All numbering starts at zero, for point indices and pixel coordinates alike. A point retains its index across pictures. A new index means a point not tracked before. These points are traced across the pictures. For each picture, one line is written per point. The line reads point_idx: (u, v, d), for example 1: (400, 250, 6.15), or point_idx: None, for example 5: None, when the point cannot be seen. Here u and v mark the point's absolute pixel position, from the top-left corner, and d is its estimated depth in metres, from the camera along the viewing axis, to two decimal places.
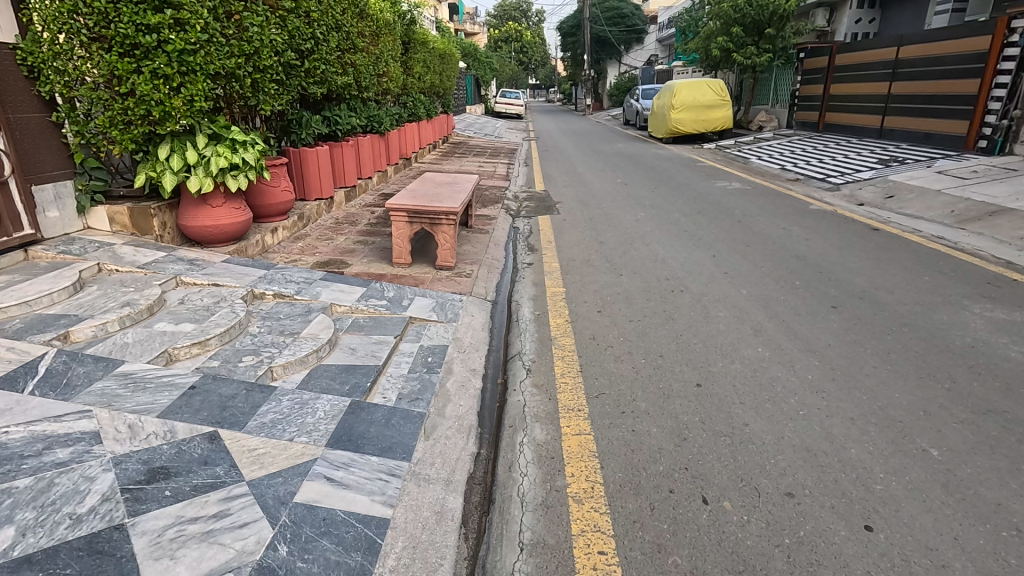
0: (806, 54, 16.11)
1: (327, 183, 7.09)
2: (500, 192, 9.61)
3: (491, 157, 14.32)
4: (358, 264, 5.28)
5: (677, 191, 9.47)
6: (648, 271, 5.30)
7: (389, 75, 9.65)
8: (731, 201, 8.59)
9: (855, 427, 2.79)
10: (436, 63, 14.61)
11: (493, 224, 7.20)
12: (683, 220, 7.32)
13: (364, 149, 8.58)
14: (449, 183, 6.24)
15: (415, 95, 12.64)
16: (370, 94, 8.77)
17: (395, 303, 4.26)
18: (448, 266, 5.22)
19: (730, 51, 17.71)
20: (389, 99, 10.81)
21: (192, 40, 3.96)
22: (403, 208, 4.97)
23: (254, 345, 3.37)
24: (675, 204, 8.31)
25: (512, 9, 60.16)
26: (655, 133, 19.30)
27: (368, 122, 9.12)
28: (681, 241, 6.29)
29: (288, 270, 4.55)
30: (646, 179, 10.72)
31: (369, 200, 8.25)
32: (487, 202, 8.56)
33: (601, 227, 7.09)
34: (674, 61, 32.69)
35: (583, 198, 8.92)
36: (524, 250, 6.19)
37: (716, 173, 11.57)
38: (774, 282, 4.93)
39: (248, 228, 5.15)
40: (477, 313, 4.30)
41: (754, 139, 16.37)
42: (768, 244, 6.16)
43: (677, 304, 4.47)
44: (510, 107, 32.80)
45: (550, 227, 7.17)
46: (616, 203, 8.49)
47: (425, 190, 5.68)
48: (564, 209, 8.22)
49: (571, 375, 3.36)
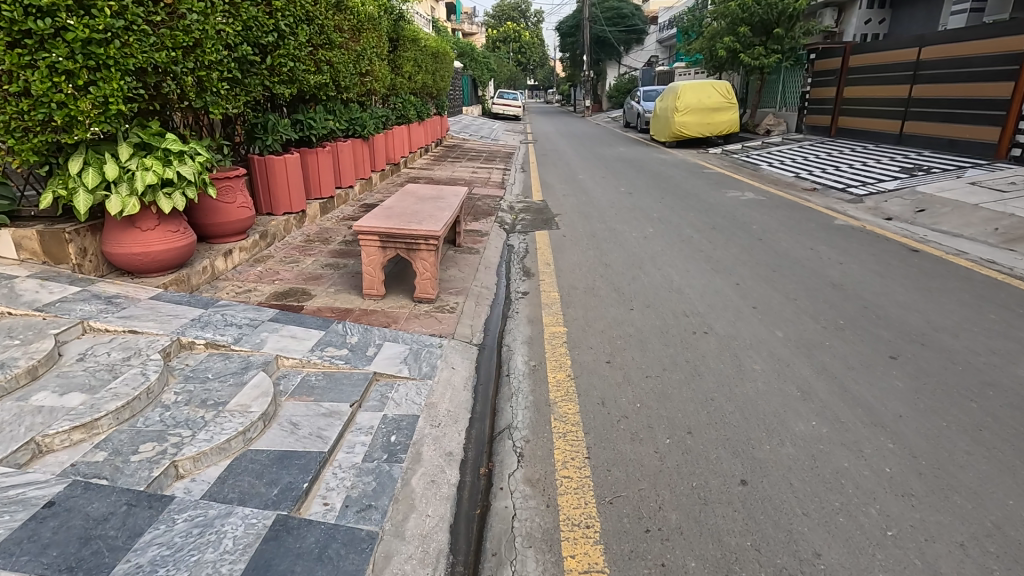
0: (817, 55, 15.39)
1: (300, 196, 6.33)
2: (494, 201, 8.83)
3: (486, 162, 13.55)
4: (324, 295, 4.50)
5: (686, 202, 8.71)
6: (663, 304, 4.53)
7: (374, 74, 8.86)
8: (746, 214, 7.83)
9: (970, 561, 2.02)
10: (428, 62, 13.86)
11: (484, 242, 6.42)
12: (698, 238, 6.55)
13: (345, 156, 7.81)
14: (434, 197, 5.47)
15: (405, 96, 11.86)
16: (350, 94, 7.99)
17: (357, 352, 3.48)
18: (428, 298, 4.42)
19: (736, 52, 16.99)
20: (375, 100, 10.04)
21: (101, 28, 3.19)
22: (374, 231, 4.20)
23: (161, 425, 2.57)
24: (687, 218, 7.55)
25: (511, 9, 59.45)
26: (657, 136, 18.56)
27: (349, 125, 8.34)
28: (698, 265, 5.52)
29: (231, 308, 3.76)
30: (652, 188, 9.96)
31: (348, 211, 7.48)
32: (479, 214, 7.78)
33: (606, 245, 6.32)
34: (675, 63, 31.97)
35: (583, 210, 8.16)
36: (519, 274, 5.41)
37: (726, 181, 10.81)
38: (813, 321, 4.17)
39: (191, 253, 4.35)
40: (460, 366, 3.52)
41: (762, 144, 15.64)
42: (797, 269, 5.39)
43: (702, 351, 3.70)
44: (507, 109, 32.04)
45: (549, 245, 6.39)
46: (621, 216, 7.73)
47: (404, 207, 4.92)
48: (564, 223, 7.46)
49: (576, 464, 2.59)
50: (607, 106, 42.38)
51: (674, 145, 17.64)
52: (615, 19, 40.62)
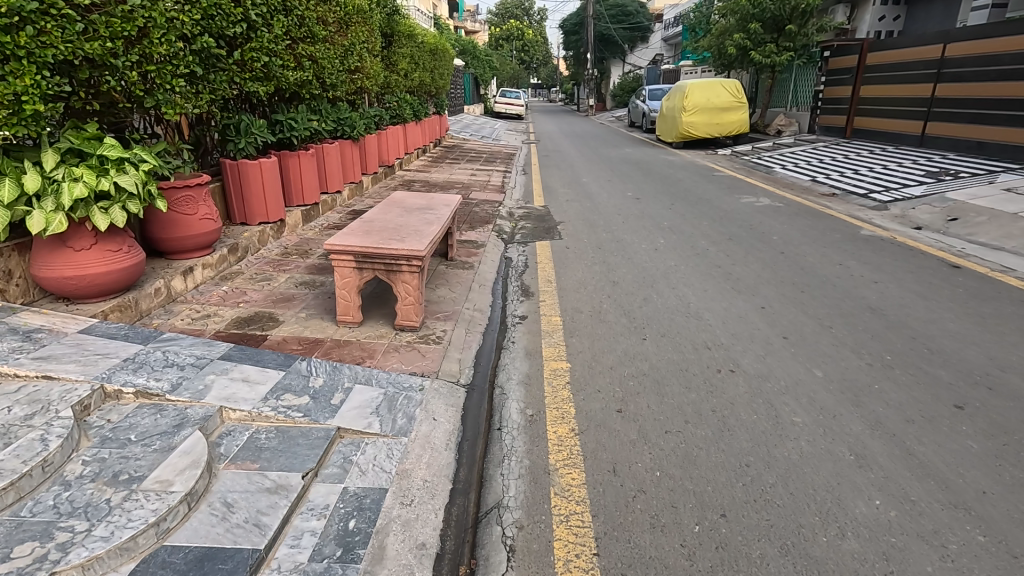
0: (832, 53, 14.76)
1: (279, 203, 5.79)
2: (492, 207, 8.27)
3: (486, 163, 12.99)
4: (293, 321, 3.95)
5: (698, 208, 8.13)
6: (681, 334, 3.96)
7: (365, 71, 8.30)
8: (764, 223, 7.25)
9: None
10: (426, 60, 13.33)
11: (479, 255, 5.85)
12: (714, 251, 5.98)
13: (332, 159, 7.26)
14: (422, 207, 4.91)
15: (401, 94, 11.32)
16: (338, 91, 7.44)
17: (320, 400, 2.92)
18: (411, 326, 3.86)
19: (746, 49, 16.36)
20: (367, 99, 9.50)
21: (6, 11, 2.65)
22: (349, 250, 3.65)
23: (51, 514, 2.01)
24: (700, 227, 6.97)
25: (514, 7, 58.82)
26: (664, 137, 17.96)
27: (337, 126, 7.79)
28: (717, 284, 4.95)
29: (174, 344, 3.20)
30: (660, 193, 9.38)
31: (334, 219, 6.94)
32: (476, 222, 7.22)
33: (613, 259, 5.75)
34: (681, 61, 31.33)
35: (586, 217, 7.60)
36: (516, 293, 4.86)
37: (738, 186, 10.24)
38: (856, 356, 3.60)
39: (140, 274, 3.80)
40: (442, 417, 2.96)
41: (773, 145, 15.05)
42: (829, 289, 4.81)
43: (730, 396, 3.13)
44: (510, 108, 31.46)
45: (551, 258, 5.83)
46: (628, 224, 7.17)
47: (387, 219, 4.37)
48: (567, 232, 6.89)
49: (582, 565, 2.04)
50: (611, 105, 41.78)
51: (681, 146, 17.03)
52: (620, 17, 39.98)
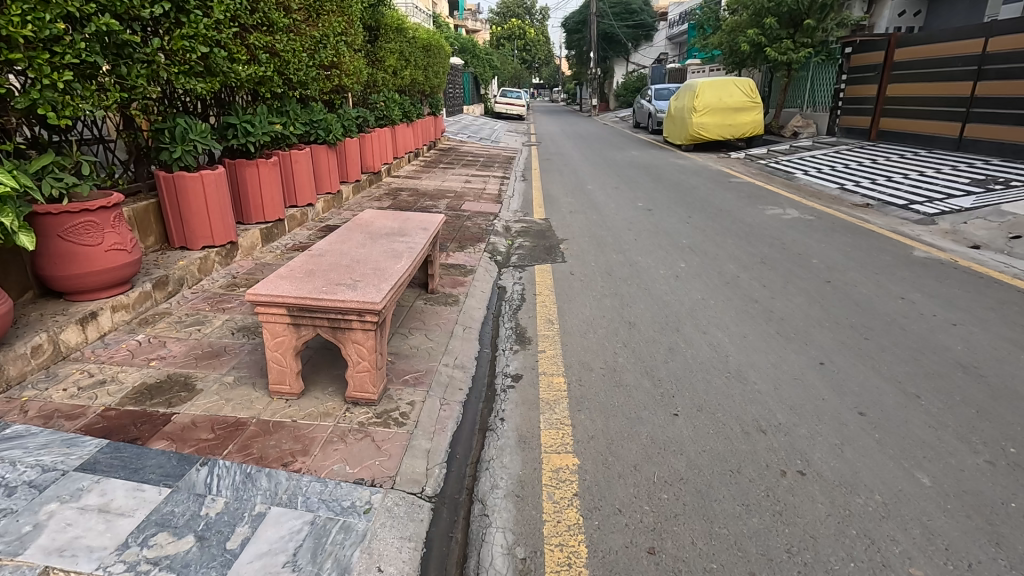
0: (855, 49, 13.83)
1: (228, 223, 4.87)
2: (486, 221, 7.35)
3: (483, 168, 12.05)
4: (214, 389, 3.02)
5: (719, 223, 7.19)
6: (724, 407, 3.02)
7: (344, 66, 7.36)
8: (797, 241, 6.31)
9: None
10: (418, 56, 12.43)
11: (467, 284, 4.91)
12: (747, 279, 5.03)
13: (300, 167, 6.38)
14: (394, 231, 3.97)
15: (389, 93, 10.41)
16: (309, 89, 6.50)
17: (209, 543, 1.97)
18: (367, 399, 2.93)
19: (761, 46, 15.35)
20: (349, 98, 8.58)
21: None
22: (279, 301, 2.71)
23: None
24: (725, 247, 6.04)
25: (516, 7, 57.87)
26: (672, 139, 17.02)
27: (309, 128, 6.88)
28: (757, 328, 4.00)
29: (15, 450, 2.29)
30: (675, 203, 8.43)
31: (302, 237, 6.02)
32: (466, 241, 6.29)
33: (627, 290, 4.82)
34: (687, 61, 30.35)
35: (593, 234, 6.66)
36: (509, 340, 3.92)
37: (760, 194, 9.29)
38: (967, 448, 2.65)
39: (5, 331, 2.88)
40: (392, 565, 2.01)
41: (791, 148, 14.09)
42: (900, 335, 3.87)
43: (809, 525, 2.19)
44: (510, 109, 30.53)
45: (553, 289, 4.90)
46: (643, 243, 6.24)
47: (344, 251, 3.44)
48: (572, 253, 5.95)
49: None
50: (614, 105, 40.79)
51: (691, 149, 16.06)
52: (624, 15, 39.02)
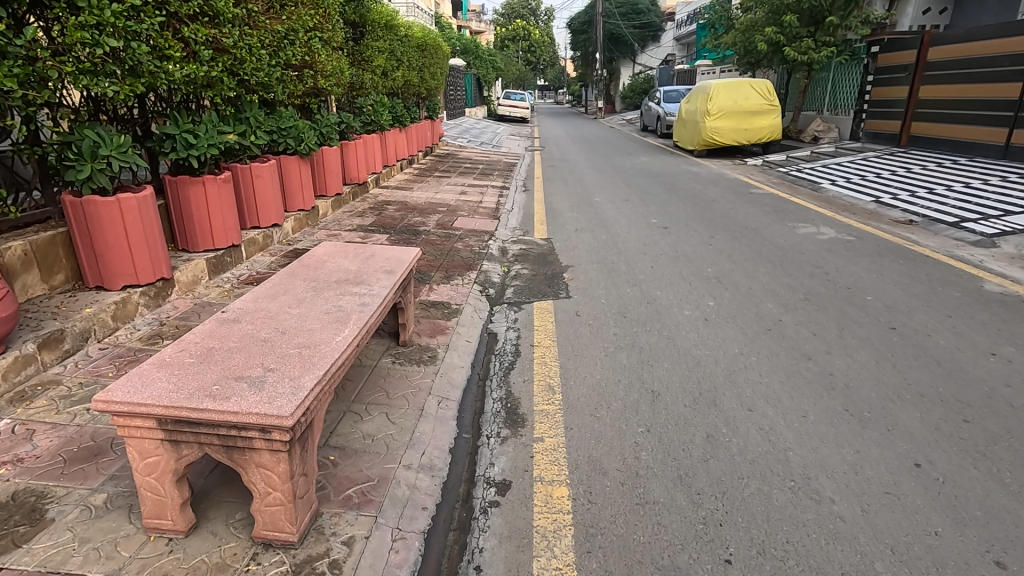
0: (882, 48, 13.03)
1: (158, 257, 3.99)
2: (479, 243, 6.47)
3: (481, 177, 11.15)
4: (70, 520, 2.13)
5: (747, 246, 6.26)
6: (797, 551, 2.11)
7: (318, 66, 6.48)
8: (842, 270, 5.39)
9: None
10: (413, 56, 11.56)
11: (450, 331, 4.01)
12: (792, 325, 4.12)
13: (262, 182, 5.52)
14: (348, 276, 3.08)
15: (377, 95, 9.54)
16: (273, 91, 5.64)
17: None
18: (282, 540, 2.04)
19: (779, 45, 14.39)
20: (328, 100, 7.73)
21: None
22: (142, 412, 1.81)
23: None
24: (759, 279, 5.12)
25: (520, 8, 56.99)
26: (683, 143, 16.10)
27: (277, 136, 6.04)
28: (819, 404, 3.08)
29: None
30: (693, 220, 7.50)
31: (261, 266, 5.14)
32: (453, 269, 5.40)
33: (646, 340, 3.91)
34: (696, 62, 29.39)
35: (603, 260, 5.75)
36: (496, 419, 3.02)
37: (787, 208, 8.37)
38: None
39: None
40: None
41: (813, 155, 13.17)
42: (1010, 415, 2.95)
43: None
44: (513, 112, 29.59)
45: (555, 337, 4.00)
46: (661, 273, 5.32)
47: (271, 313, 2.54)
48: (578, 286, 5.04)
49: None
50: (620, 108, 39.85)
51: (704, 155, 15.12)
52: (631, 16, 38.04)
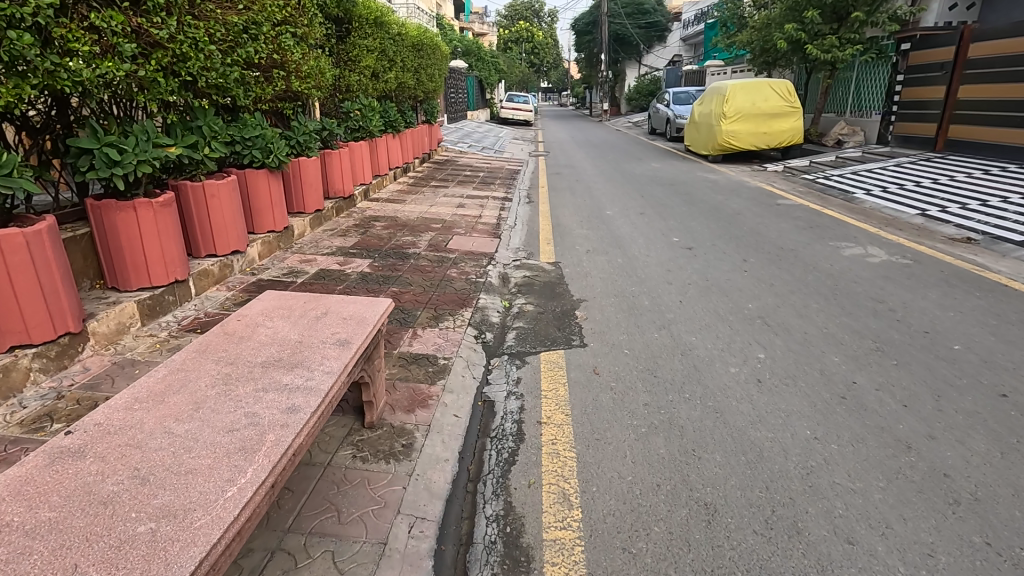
0: (913, 45, 12.11)
1: (63, 305, 3.13)
2: (477, 268, 5.61)
3: (480, 187, 10.26)
4: None
5: (790, 274, 5.35)
6: None
7: (289, 66, 5.64)
8: (910, 305, 4.51)
9: None
10: (407, 55, 10.69)
11: (434, 402, 3.11)
12: (873, 391, 3.22)
13: (217, 203, 4.67)
14: (280, 355, 2.19)
15: (366, 98, 8.70)
16: (231, 94, 4.80)
17: None
18: None
19: (800, 43, 13.45)
20: (309, 105, 6.92)
21: None
22: None
23: None
24: (815, 320, 4.22)
25: (524, 9, 56.20)
26: (697, 148, 15.22)
27: (240, 147, 5.21)
28: (946, 533, 2.19)
29: None
30: (721, 239, 6.59)
31: (213, 305, 4.29)
32: (444, 305, 4.53)
33: (689, 416, 3.01)
34: (705, 62, 28.49)
35: (622, 293, 4.85)
36: (490, 559, 2.13)
37: (824, 222, 7.47)
38: None
39: None
40: None
41: (839, 160, 12.26)
42: None
43: None
44: (516, 114, 28.68)
45: (569, 410, 3.10)
46: (694, 313, 4.42)
47: (142, 435, 1.66)
48: (594, 329, 4.15)
49: None
50: (625, 109, 38.86)
51: (719, 160, 14.20)
52: (637, 16, 37.13)
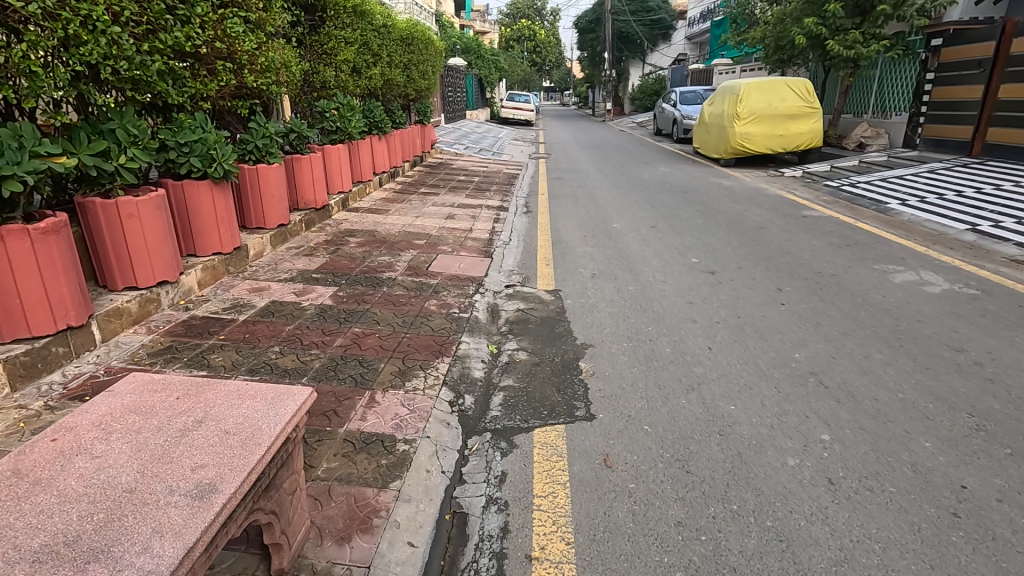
0: (945, 40, 11.17)
1: None
2: (462, 298, 4.72)
3: (474, 194, 9.35)
4: None
5: (837, 309, 4.44)
6: None
7: (239, 58, 4.76)
8: (998, 355, 3.61)
9: None
10: (396, 49, 9.83)
11: (381, 524, 2.21)
12: (994, 504, 2.31)
13: (135, 223, 3.78)
14: (78, 532, 1.28)
15: (345, 96, 7.84)
16: (155, 89, 3.92)
17: None
18: None
19: (820, 38, 12.50)
20: (272, 104, 6.03)
21: None
22: None
23: None
24: (884, 380, 3.31)
25: (526, 8, 55.29)
26: (707, 151, 14.32)
27: (175, 154, 4.34)
28: None
29: None
30: (748, 261, 5.68)
31: (121, 355, 3.41)
32: (415, 354, 3.64)
33: (743, 550, 2.11)
34: (712, 60, 27.57)
35: (635, 337, 3.95)
36: None
37: (862, 240, 6.56)
38: None
39: None
40: None
41: (863, 164, 11.35)
42: None
43: None
44: (518, 113, 27.79)
45: (571, 536, 2.21)
46: (728, 366, 3.52)
47: None
48: (603, 392, 3.25)
49: None
50: (630, 109, 37.96)
51: (732, 164, 13.29)
52: (641, 13, 36.23)
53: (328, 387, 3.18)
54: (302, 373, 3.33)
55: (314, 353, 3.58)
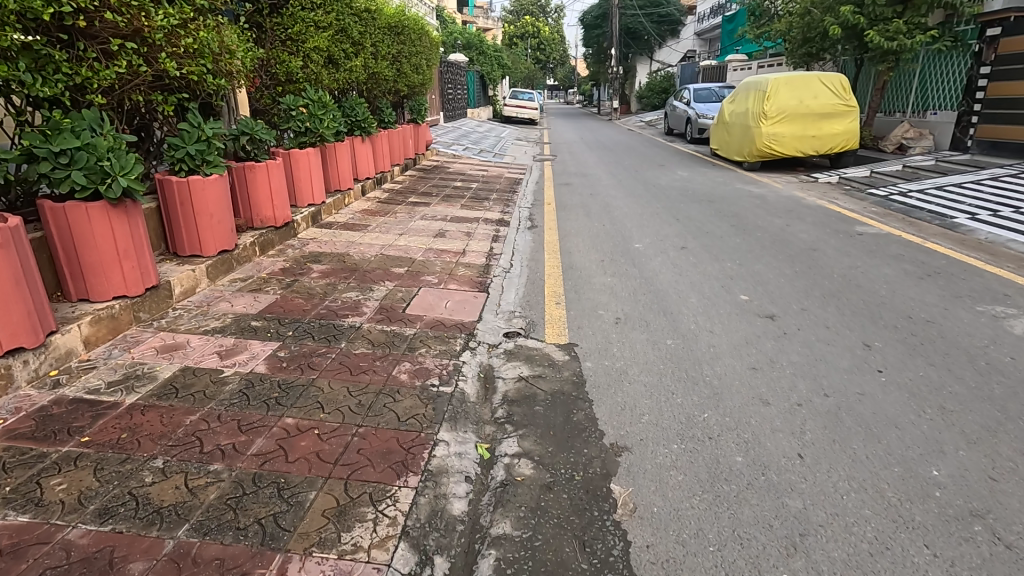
0: (1004, 29, 9.93)
1: None
2: (445, 358, 3.53)
3: (471, 204, 8.15)
4: None
5: (961, 381, 3.22)
6: None
7: (148, 36, 3.58)
8: None
9: None
10: (384, 38, 8.65)
11: None
12: None
13: None
14: None
15: (317, 90, 6.67)
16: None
17: None
18: None
19: (857, 28, 11.23)
20: (217, 100, 4.84)
21: None
22: None
23: None
24: None
25: (530, 4, 53.99)
26: (728, 153, 13.09)
27: (48, 166, 3.18)
28: None
29: None
30: (814, 300, 4.46)
31: None
32: (368, 469, 2.46)
33: None
34: (725, 57, 26.27)
35: (689, 436, 2.75)
36: None
37: (945, 267, 5.33)
38: None
39: None
40: None
41: (910, 169, 10.10)
42: None
43: None
44: (520, 113, 26.57)
45: None
46: (839, 497, 2.31)
47: None
48: (653, 556, 2.05)
49: None
50: (637, 107, 36.70)
51: (757, 168, 12.06)
52: (649, 8, 34.89)
53: (215, 549, 1.99)
54: (184, 515, 2.14)
55: (215, 470, 2.39)
